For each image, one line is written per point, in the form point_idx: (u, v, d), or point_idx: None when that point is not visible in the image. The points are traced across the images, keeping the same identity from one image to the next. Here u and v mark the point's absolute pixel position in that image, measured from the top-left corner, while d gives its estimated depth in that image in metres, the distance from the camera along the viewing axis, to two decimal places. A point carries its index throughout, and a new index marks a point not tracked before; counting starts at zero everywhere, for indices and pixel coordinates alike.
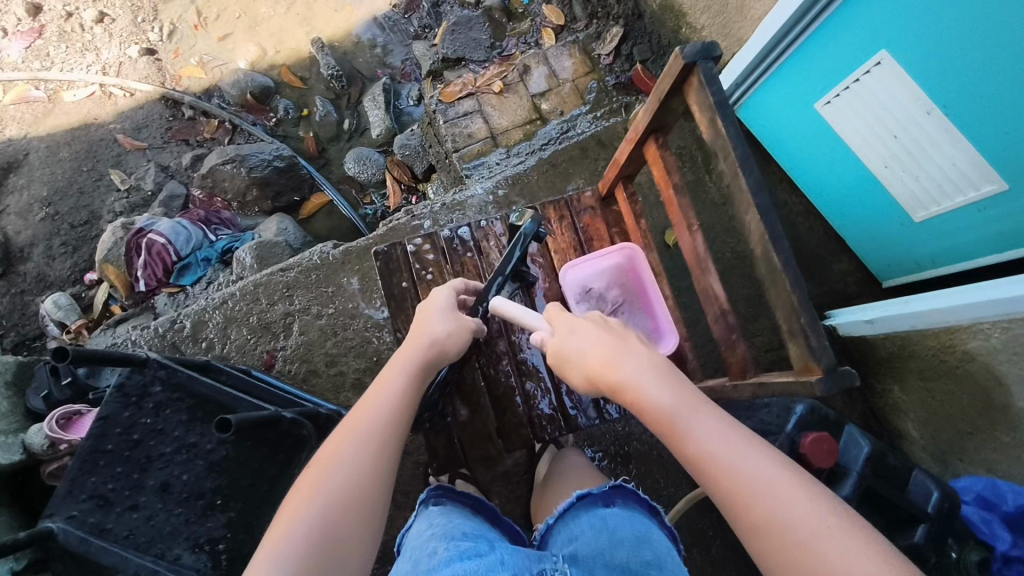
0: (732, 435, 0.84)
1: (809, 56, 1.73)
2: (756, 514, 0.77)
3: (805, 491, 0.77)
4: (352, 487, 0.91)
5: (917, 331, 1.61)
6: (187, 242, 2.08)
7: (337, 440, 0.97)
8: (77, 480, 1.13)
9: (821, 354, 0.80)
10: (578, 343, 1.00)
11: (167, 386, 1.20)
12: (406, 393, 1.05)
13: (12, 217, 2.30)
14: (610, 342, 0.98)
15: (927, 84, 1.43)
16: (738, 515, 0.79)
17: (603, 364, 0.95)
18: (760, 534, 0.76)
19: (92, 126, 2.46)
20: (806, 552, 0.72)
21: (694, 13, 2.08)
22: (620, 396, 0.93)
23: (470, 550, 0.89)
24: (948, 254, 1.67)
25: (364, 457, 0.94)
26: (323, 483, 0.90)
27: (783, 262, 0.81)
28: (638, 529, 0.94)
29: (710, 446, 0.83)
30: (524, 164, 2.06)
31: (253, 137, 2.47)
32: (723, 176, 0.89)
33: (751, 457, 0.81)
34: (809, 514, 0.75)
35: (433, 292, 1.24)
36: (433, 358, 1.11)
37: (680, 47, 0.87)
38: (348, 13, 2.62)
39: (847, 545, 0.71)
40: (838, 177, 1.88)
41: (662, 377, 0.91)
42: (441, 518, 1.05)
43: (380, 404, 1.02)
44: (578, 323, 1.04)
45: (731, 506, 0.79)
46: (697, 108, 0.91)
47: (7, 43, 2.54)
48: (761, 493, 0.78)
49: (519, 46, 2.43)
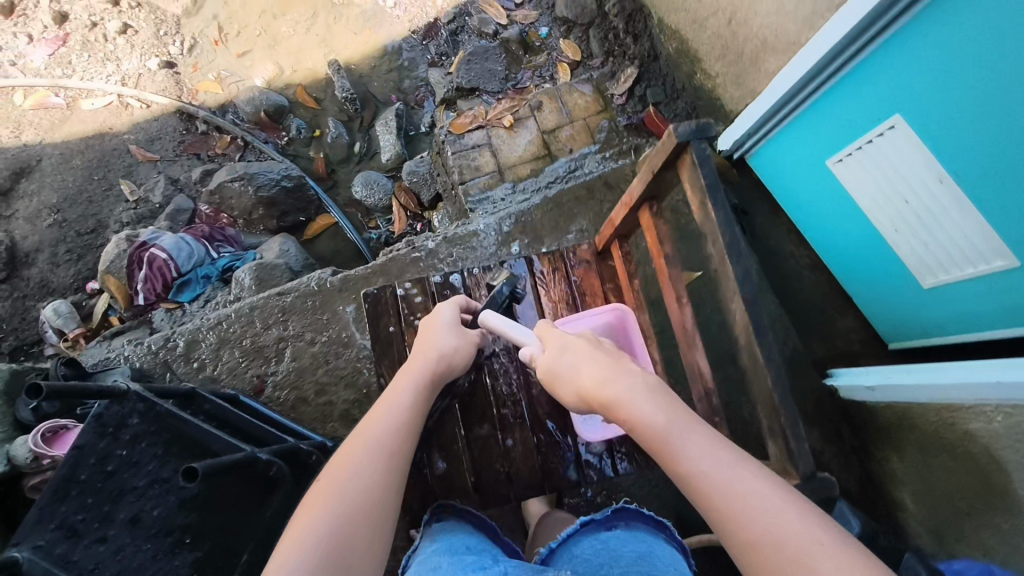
0: (724, 454, 0.84)
1: (821, 114, 1.70)
2: (749, 530, 0.76)
3: (799, 506, 0.76)
4: (365, 494, 0.91)
5: (919, 403, 1.57)
6: (188, 258, 2.11)
7: (348, 450, 0.98)
8: (47, 509, 1.09)
9: (799, 459, 0.80)
10: (573, 364, 1.04)
11: (145, 418, 1.22)
12: (415, 404, 1.07)
13: (20, 222, 2.32)
14: (604, 365, 1.01)
15: (941, 151, 1.39)
16: (731, 534, 0.78)
17: (596, 386, 0.98)
18: (755, 551, 0.75)
19: (106, 135, 2.50)
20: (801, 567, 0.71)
21: (709, 60, 2.06)
22: (616, 417, 0.95)
23: (474, 564, 0.95)
24: (955, 323, 1.62)
25: (378, 466, 0.95)
26: (337, 491, 0.90)
27: (767, 357, 0.83)
28: (638, 548, 0.97)
29: (701, 465, 0.84)
30: (528, 202, 2.03)
31: (263, 155, 2.50)
32: (712, 260, 0.92)
33: (742, 474, 0.81)
34: (800, 529, 0.74)
35: (435, 310, 1.26)
36: (438, 374, 1.13)
37: (674, 124, 0.89)
38: (367, 35, 2.64)
39: (841, 560, 0.69)
40: (848, 235, 1.84)
41: (654, 398, 0.93)
42: (442, 539, 1.08)
43: (390, 414, 1.04)
44: (571, 344, 1.08)
45: (725, 523, 0.79)
46: (689, 185, 0.93)
47: (30, 49, 2.58)
48: (754, 508, 0.77)
49: (533, 79, 2.43)
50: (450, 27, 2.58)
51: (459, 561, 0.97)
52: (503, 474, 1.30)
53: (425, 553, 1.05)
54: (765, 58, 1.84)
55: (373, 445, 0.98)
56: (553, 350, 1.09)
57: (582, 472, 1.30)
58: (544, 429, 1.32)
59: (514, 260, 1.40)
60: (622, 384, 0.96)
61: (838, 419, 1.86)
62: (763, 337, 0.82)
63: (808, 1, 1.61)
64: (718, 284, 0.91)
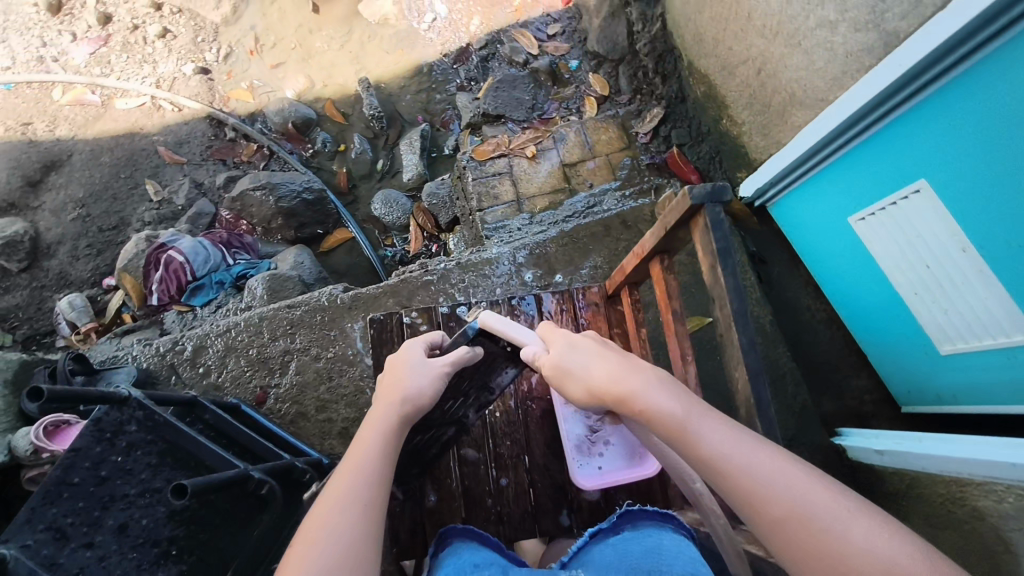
0: (741, 433, 0.79)
1: (847, 170, 1.68)
2: (773, 507, 0.72)
3: (820, 481, 0.73)
4: (345, 554, 0.80)
5: (927, 473, 1.53)
6: (205, 262, 2.14)
7: (322, 509, 0.86)
8: (38, 509, 1.11)
9: None
10: (580, 359, 0.98)
11: (142, 427, 1.23)
12: (387, 450, 0.95)
13: (46, 214, 2.37)
14: (611, 360, 0.95)
15: (966, 218, 1.37)
16: (754, 511, 0.73)
17: (608, 377, 0.91)
18: (782, 528, 0.70)
19: (136, 135, 2.54)
20: (831, 540, 0.67)
21: (736, 107, 2.06)
22: (626, 407, 0.88)
23: None
24: (970, 392, 1.57)
25: (357, 526, 0.84)
26: (315, 557, 0.79)
27: (766, 429, 0.87)
28: (648, 543, 0.95)
29: (720, 446, 0.78)
30: (544, 234, 2.03)
31: (288, 165, 2.53)
32: (718, 322, 0.94)
33: (761, 452, 0.77)
34: (827, 502, 0.71)
35: (407, 344, 1.15)
36: (411, 414, 1.01)
37: (690, 186, 0.90)
38: (400, 56, 2.68)
39: (872, 532, 0.67)
40: (865, 291, 1.81)
41: (667, 386, 0.87)
42: (449, 562, 1.03)
43: (364, 463, 0.92)
44: (576, 341, 1.02)
45: (747, 503, 0.73)
46: (701, 246, 0.94)
47: (73, 47, 2.65)
48: (778, 485, 0.73)
49: (560, 111, 2.45)
50: (482, 53, 2.62)
51: None
52: (493, 514, 1.29)
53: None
54: (792, 111, 1.83)
55: (349, 502, 0.86)
56: (556, 346, 1.03)
57: (575, 517, 1.29)
58: (539, 468, 1.32)
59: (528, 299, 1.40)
60: (633, 374, 0.90)
61: (844, 480, 1.82)
62: (763, 408, 0.87)
63: (838, 61, 1.61)
64: (723, 348, 0.95)
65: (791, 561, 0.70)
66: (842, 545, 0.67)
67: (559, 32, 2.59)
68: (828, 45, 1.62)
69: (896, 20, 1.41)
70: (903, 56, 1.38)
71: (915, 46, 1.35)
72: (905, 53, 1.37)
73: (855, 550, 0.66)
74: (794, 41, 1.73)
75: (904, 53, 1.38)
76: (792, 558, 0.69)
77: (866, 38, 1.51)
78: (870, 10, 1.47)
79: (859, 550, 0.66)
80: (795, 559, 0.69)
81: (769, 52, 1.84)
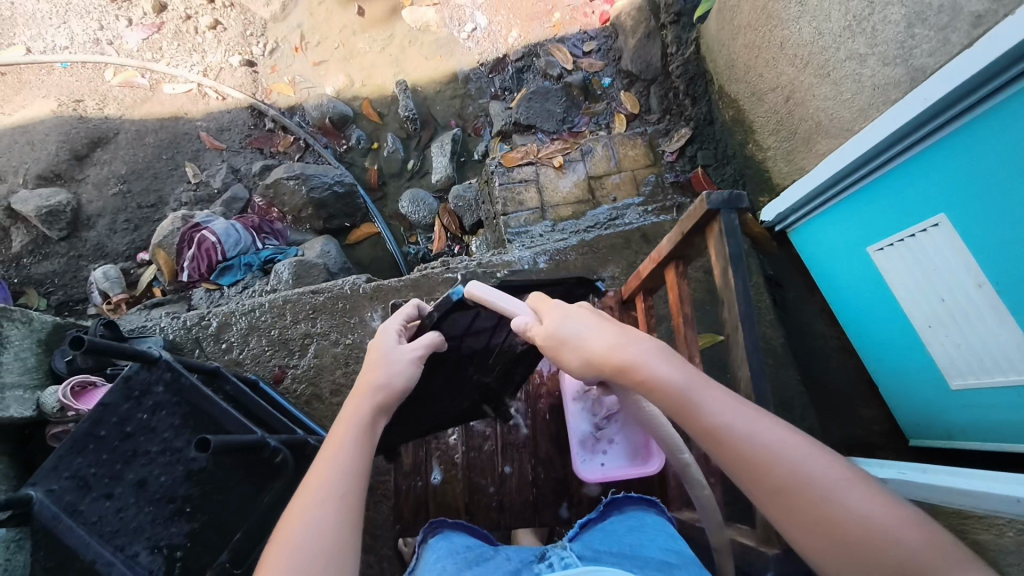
0: (740, 403, 0.82)
1: (868, 200, 1.70)
2: (774, 474, 0.76)
3: (816, 448, 0.78)
4: (328, 541, 0.79)
5: (930, 503, 1.52)
6: (235, 244, 2.22)
7: (303, 497, 0.83)
8: (64, 458, 1.18)
9: None
10: (576, 327, 0.96)
11: (169, 389, 1.28)
12: (367, 438, 0.93)
13: (89, 187, 2.47)
14: (608, 330, 0.94)
15: (982, 254, 1.39)
16: (755, 478, 0.77)
17: (606, 347, 0.90)
18: (782, 494, 0.75)
19: (180, 120, 2.65)
20: (828, 505, 0.72)
21: (763, 133, 2.09)
22: (623, 377, 0.88)
23: (479, 556, 1.02)
24: (980, 430, 1.57)
25: (338, 515, 0.82)
26: (297, 545, 0.78)
27: None
28: (632, 522, 1.08)
29: (721, 415, 0.81)
30: (565, 242, 2.07)
31: (322, 159, 2.61)
32: (726, 324, 0.98)
33: (761, 421, 0.80)
34: (823, 467, 0.75)
35: (380, 329, 1.11)
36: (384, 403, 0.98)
37: (708, 192, 0.93)
38: (438, 62, 2.76)
39: (866, 497, 0.72)
40: (880, 322, 1.82)
41: (666, 356, 0.88)
42: (442, 546, 1.09)
43: (344, 451, 0.89)
44: (570, 311, 1.00)
45: (748, 470, 0.77)
46: (715, 253, 0.98)
47: (128, 32, 2.76)
48: (779, 452, 0.77)
49: (589, 126, 2.52)
50: (518, 65, 2.69)
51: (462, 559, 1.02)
52: (494, 503, 1.42)
53: (426, 558, 1.07)
54: (817, 140, 1.86)
55: (330, 489, 0.84)
56: (550, 316, 1.00)
57: (573, 512, 1.42)
58: None
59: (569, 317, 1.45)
60: (631, 344, 0.90)
61: None
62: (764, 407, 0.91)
63: (865, 93, 1.65)
64: (728, 350, 0.99)
65: (789, 523, 0.74)
66: (839, 509, 0.72)
67: (594, 50, 2.66)
68: (857, 77, 1.66)
69: (924, 56, 1.45)
70: (928, 90, 1.41)
71: (941, 81, 1.38)
72: (931, 88, 1.41)
73: (851, 514, 0.71)
74: (824, 71, 1.77)
75: (930, 88, 1.41)
76: (790, 521, 0.74)
77: (894, 72, 1.54)
78: (900, 45, 1.51)
79: (853, 516, 0.71)
80: (793, 523, 0.74)
81: (799, 81, 1.88)
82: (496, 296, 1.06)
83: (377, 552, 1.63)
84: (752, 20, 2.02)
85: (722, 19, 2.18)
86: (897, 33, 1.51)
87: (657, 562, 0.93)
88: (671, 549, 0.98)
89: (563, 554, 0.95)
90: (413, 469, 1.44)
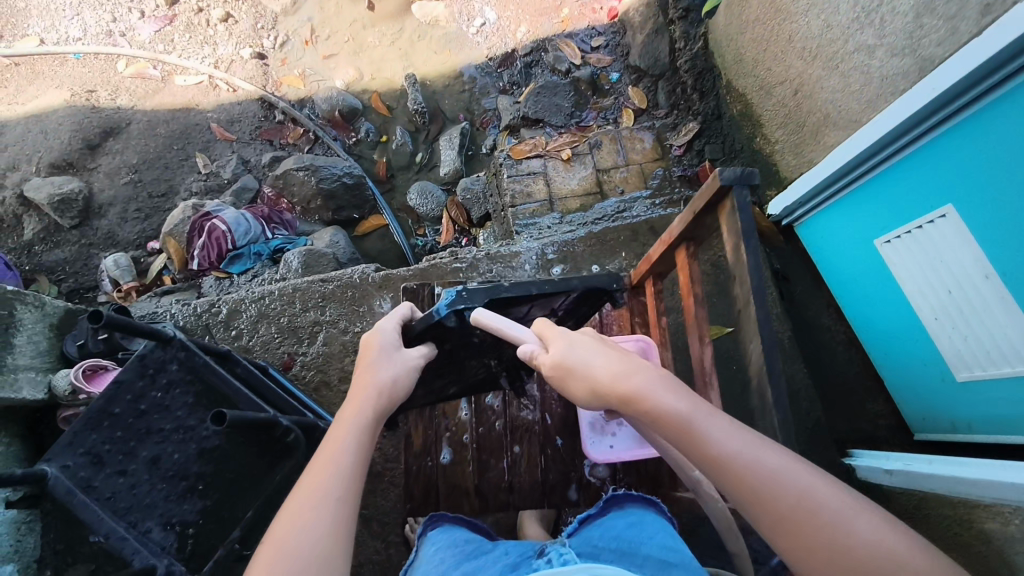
0: (745, 431, 0.81)
1: (875, 193, 1.71)
2: (783, 504, 0.74)
3: (821, 475, 0.76)
4: (323, 544, 0.80)
5: (937, 495, 1.52)
6: (245, 234, 2.25)
7: (300, 500, 0.84)
8: (79, 434, 1.20)
9: None
10: (583, 355, 0.93)
11: (183, 367, 1.31)
12: (365, 441, 0.94)
13: (100, 176, 2.50)
14: (614, 356, 0.92)
15: (988, 244, 1.39)
16: (763, 509, 0.75)
17: (612, 375, 0.88)
18: (791, 524, 0.73)
19: (192, 111, 2.68)
20: (836, 534, 0.71)
21: (771, 126, 2.10)
22: (629, 407, 0.86)
23: (476, 551, 1.08)
24: (985, 422, 1.55)
25: (332, 517, 0.83)
26: (293, 546, 0.79)
27: (775, 399, 0.94)
28: (629, 519, 1.12)
29: (728, 443, 0.79)
30: (573, 234, 2.08)
31: (331, 151, 2.64)
32: (737, 300, 1.03)
33: (766, 448, 0.79)
34: (831, 495, 0.74)
35: (376, 330, 1.10)
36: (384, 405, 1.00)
37: (720, 168, 0.96)
38: (447, 56, 2.78)
39: (873, 524, 0.71)
40: (887, 314, 1.82)
41: (670, 384, 0.86)
42: (441, 544, 1.15)
43: (341, 454, 0.90)
44: (575, 338, 0.97)
45: (754, 499, 0.75)
46: (726, 229, 1.01)
47: (141, 24, 2.79)
48: (785, 480, 0.75)
49: (597, 120, 2.53)
50: (526, 60, 2.71)
51: (458, 555, 1.08)
52: (505, 484, 1.45)
53: (425, 552, 1.15)
54: (826, 132, 1.87)
55: (325, 493, 0.85)
56: (555, 342, 0.98)
57: (582, 494, 1.45)
58: None
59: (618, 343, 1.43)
60: (638, 372, 0.87)
61: None
62: (775, 379, 0.94)
63: (874, 84, 1.65)
64: (741, 325, 1.02)
65: (797, 554, 0.72)
66: (847, 537, 0.70)
67: (603, 45, 2.68)
68: (865, 69, 1.67)
69: (933, 47, 1.45)
70: (935, 80, 1.42)
71: (949, 70, 1.39)
72: (938, 78, 1.42)
73: (861, 544, 0.69)
74: (832, 64, 1.78)
75: (938, 77, 1.42)
76: (799, 552, 0.72)
77: (902, 63, 1.55)
78: (908, 35, 1.52)
79: (863, 544, 0.69)
80: (801, 553, 0.72)
81: (807, 74, 1.89)
82: (504, 322, 1.05)
83: (385, 538, 1.63)
84: (761, 14, 2.03)
85: (730, 14, 2.20)
86: (905, 23, 1.52)
87: (654, 562, 0.94)
88: (669, 546, 1.00)
89: (563, 550, 0.96)
90: (423, 450, 1.48)
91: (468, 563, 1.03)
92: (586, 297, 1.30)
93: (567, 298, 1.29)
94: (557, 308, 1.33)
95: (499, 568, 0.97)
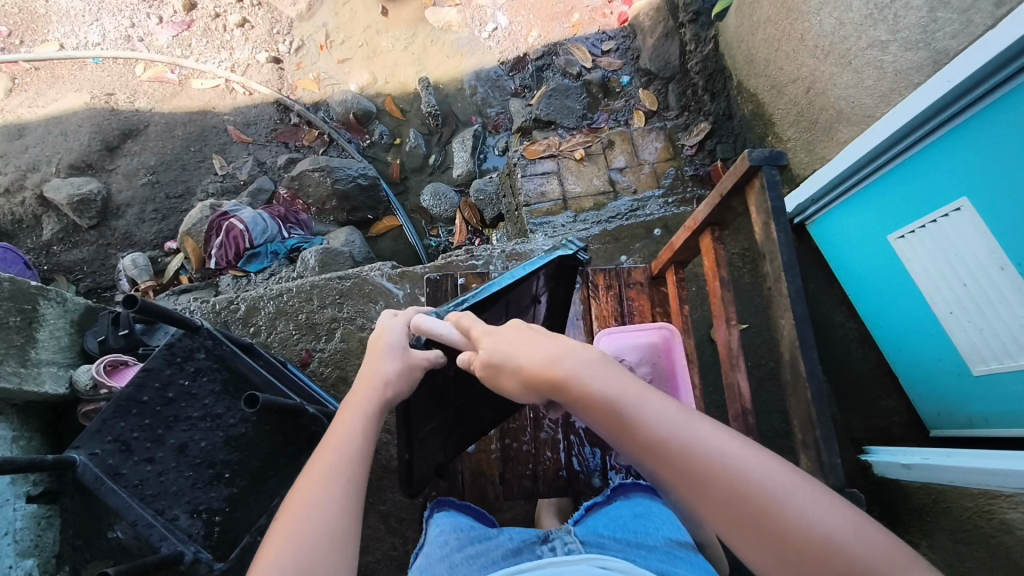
0: (678, 411, 0.75)
1: (890, 187, 1.71)
2: (716, 487, 0.69)
3: (757, 452, 0.71)
4: (317, 548, 0.74)
5: (955, 486, 1.50)
6: (263, 233, 2.32)
7: (301, 487, 0.81)
8: (107, 422, 1.21)
9: (829, 470, 0.97)
10: (511, 346, 0.86)
11: (210, 355, 1.33)
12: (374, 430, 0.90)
13: (119, 176, 2.56)
14: (541, 342, 0.84)
15: (1002, 236, 1.39)
16: (699, 494, 0.70)
17: (539, 363, 0.81)
18: (728, 507, 0.68)
19: (208, 114, 2.73)
20: (772, 517, 0.67)
21: (783, 125, 2.12)
22: (562, 395, 0.79)
23: (480, 537, 1.10)
24: (1002, 416, 1.54)
25: (341, 515, 0.78)
26: (307, 501, 0.78)
27: (809, 370, 1.00)
28: (636, 509, 1.14)
29: (664, 427, 0.74)
30: (588, 231, 2.11)
31: (344, 152, 2.68)
32: (768, 278, 1.10)
33: (701, 429, 0.73)
34: (763, 475, 0.69)
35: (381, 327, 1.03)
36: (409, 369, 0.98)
37: (750, 149, 1.05)
38: (458, 60, 2.82)
39: (809, 502, 0.67)
40: (901, 311, 1.81)
41: (603, 366, 0.79)
42: (450, 530, 1.15)
43: (345, 445, 0.85)
44: (505, 329, 0.90)
45: (690, 486, 0.70)
46: (756, 207, 1.10)
47: (159, 29, 2.85)
48: (718, 462, 0.70)
49: (609, 122, 2.56)
50: (538, 63, 2.74)
51: (463, 540, 1.10)
52: (529, 471, 1.53)
53: (430, 535, 1.18)
54: (839, 128, 1.89)
55: (329, 475, 0.81)
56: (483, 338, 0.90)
57: (605, 480, 1.52)
58: None
59: (638, 330, 1.53)
60: (568, 357, 0.80)
61: (869, 494, 1.80)
62: (807, 351, 1.00)
63: (888, 78, 1.67)
64: (771, 300, 1.09)
65: (739, 539, 0.68)
66: (781, 519, 0.66)
67: (613, 49, 2.72)
68: (878, 63, 1.69)
69: (947, 39, 1.48)
70: (952, 71, 1.43)
71: (966, 62, 1.39)
72: (954, 70, 1.42)
73: (795, 524, 0.66)
74: (845, 60, 1.81)
75: (954, 69, 1.43)
76: (736, 533, 0.69)
77: (916, 56, 1.57)
78: (922, 29, 1.54)
79: (802, 526, 0.66)
80: (741, 538, 0.68)
81: (820, 71, 1.91)
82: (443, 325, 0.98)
83: (402, 534, 1.62)
84: (773, 15, 2.07)
85: (741, 16, 2.24)
86: (919, 18, 1.55)
87: (659, 552, 0.96)
88: (674, 540, 1.02)
89: (567, 538, 0.97)
90: None
91: (472, 548, 1.04)
92: (556, 273, 1.32)
93: (538, 281, 1.27)
94: (537, 291, 1.32)
95: (503, 552, 0.98)
